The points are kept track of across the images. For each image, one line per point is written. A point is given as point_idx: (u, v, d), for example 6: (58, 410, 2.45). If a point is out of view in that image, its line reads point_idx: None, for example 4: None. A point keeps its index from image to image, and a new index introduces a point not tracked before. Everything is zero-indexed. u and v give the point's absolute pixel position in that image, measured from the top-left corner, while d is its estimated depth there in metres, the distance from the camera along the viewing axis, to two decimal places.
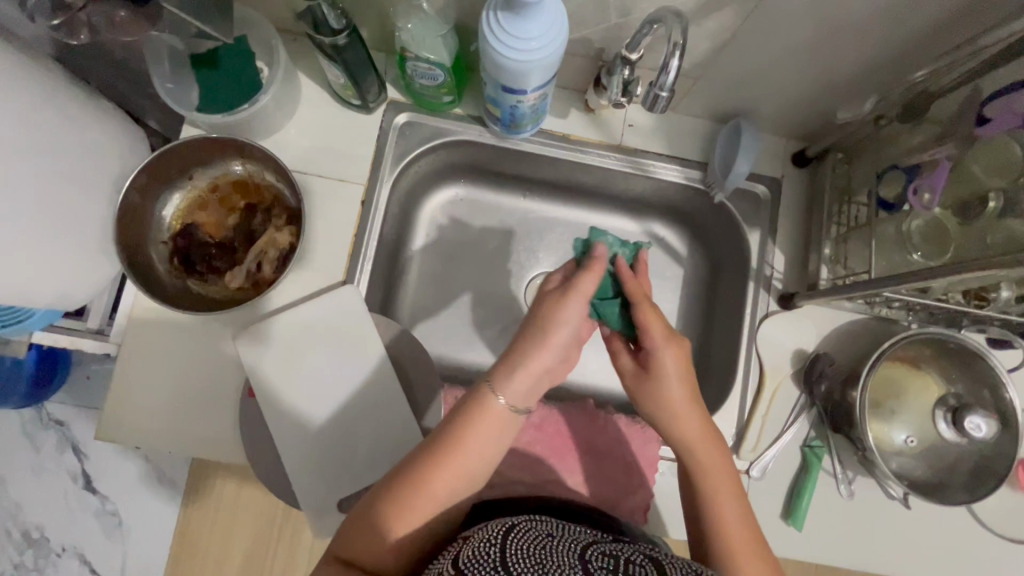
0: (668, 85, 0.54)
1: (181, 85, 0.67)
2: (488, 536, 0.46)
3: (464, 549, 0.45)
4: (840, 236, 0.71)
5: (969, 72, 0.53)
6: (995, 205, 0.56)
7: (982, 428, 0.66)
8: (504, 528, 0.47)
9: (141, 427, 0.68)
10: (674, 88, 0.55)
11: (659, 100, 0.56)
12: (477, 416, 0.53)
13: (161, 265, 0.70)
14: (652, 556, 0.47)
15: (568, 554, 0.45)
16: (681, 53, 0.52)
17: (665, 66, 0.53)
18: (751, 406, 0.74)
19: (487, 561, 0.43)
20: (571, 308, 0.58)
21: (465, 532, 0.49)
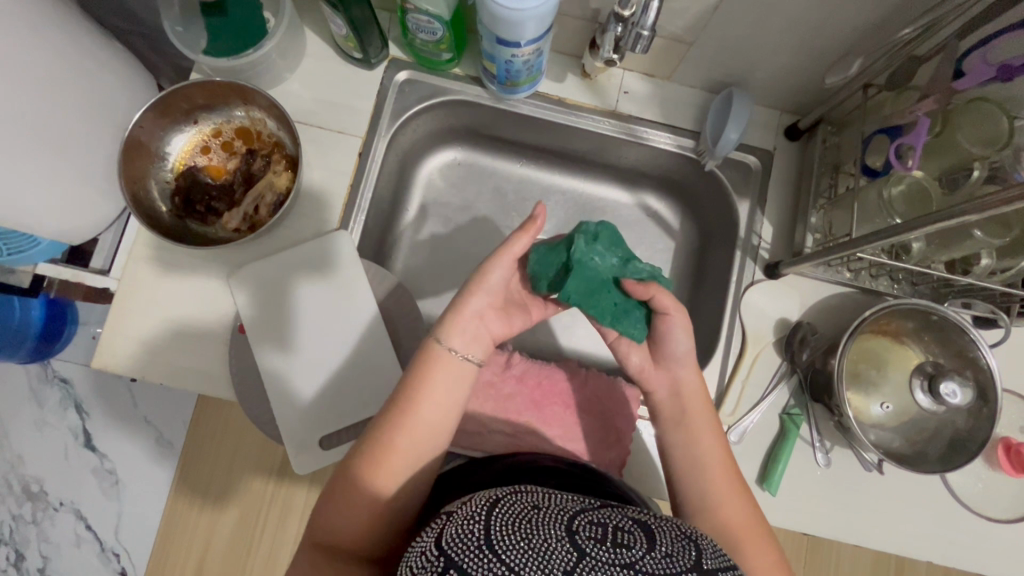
0: (649, 24, 0.57)
1: (190, 30, 0.70)
2: (472, 513, 0.45)
3: (447, 528, 0.44)
4: (825, 205, 0.72)
5: (960, 29, 0.55)
6: (980, 173, 0.57)
7: (957, 395, 0.65)
8: (487, 502, 0.46)
9: (133, 360, 0.69)
10: (654, 27, 0.57)
11: (640, 40, 0.59)
12: (429, 373, 0.56)
13: (163, 202, 0.72)
14: (642, 522, 0.47)
15: (554, 524, 0.44)
16: None
17: (647, 5, 0.56)
18: (732, 370, 0.75)
19: (472, 542, 0.42)
20: (497, 266, 0.60)
21: (449, 508, 0.48)
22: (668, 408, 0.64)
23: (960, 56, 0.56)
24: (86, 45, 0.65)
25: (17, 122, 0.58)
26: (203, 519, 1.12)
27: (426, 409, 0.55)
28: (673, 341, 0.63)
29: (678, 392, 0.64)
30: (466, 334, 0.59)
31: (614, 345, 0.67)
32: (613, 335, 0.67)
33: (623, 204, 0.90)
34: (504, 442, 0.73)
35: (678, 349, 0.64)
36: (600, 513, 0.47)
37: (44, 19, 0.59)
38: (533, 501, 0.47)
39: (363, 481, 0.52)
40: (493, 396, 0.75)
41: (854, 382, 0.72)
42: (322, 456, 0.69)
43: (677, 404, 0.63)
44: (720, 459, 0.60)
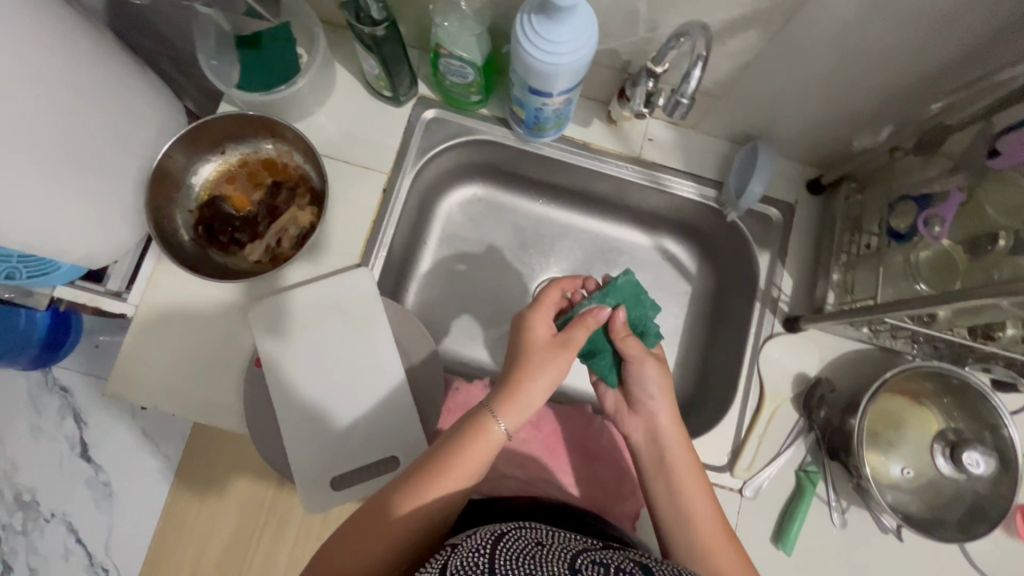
0: (689, 93, 0.56)
1: (223, 62, 0.70)
2: (478, 544, 0.44)
3: (452, 557, 0.43)
4: (848, 263, 0.71)
5: (982, 109, 0.56)
6: (1005, 242, 0.57)
7: (980, 464, 0.66)
8: (491, 535, 0.45)
9: (146, 388, 0.68)
10: (694, 96, 0.57)
11: (679, 106, 0.59)
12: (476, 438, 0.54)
13: (186, 231, 0.72)
14: (642, 563, 0.46)
15: (558, 560, 0.43)
16: (703, 64, 0.54)
17: (687, 74, 0.56)
18: (749, 424, 0.74)
19: (476, 568, 0.41)
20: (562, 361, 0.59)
21: (453, 540, 0.47)
22: (647, 455, 0.62)
23: (996, 135, 0.55)
24: (118, 74, 0.66)
25: (50, 150, 0.59)
26: (194, 544, 1.10)
27: (461, 465, 0.53)
28: (642, 382, 0.64)
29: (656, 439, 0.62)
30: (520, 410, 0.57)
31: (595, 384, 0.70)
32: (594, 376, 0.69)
33: (641, 246, 0.90)
34: (517, 488, 0.71)
35: (651, 398, 0.63)
36: (601, 554, 0.46)
37: (79, 49, 0.60)
38: (537, 537, 0.47)
39: (392, 517, 0.50)
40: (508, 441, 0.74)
41: (873, 442, 0.71)
42: (330, 497, 0.68)
43: (657, 454, 0.61)
44: (704, 504, 0.58)
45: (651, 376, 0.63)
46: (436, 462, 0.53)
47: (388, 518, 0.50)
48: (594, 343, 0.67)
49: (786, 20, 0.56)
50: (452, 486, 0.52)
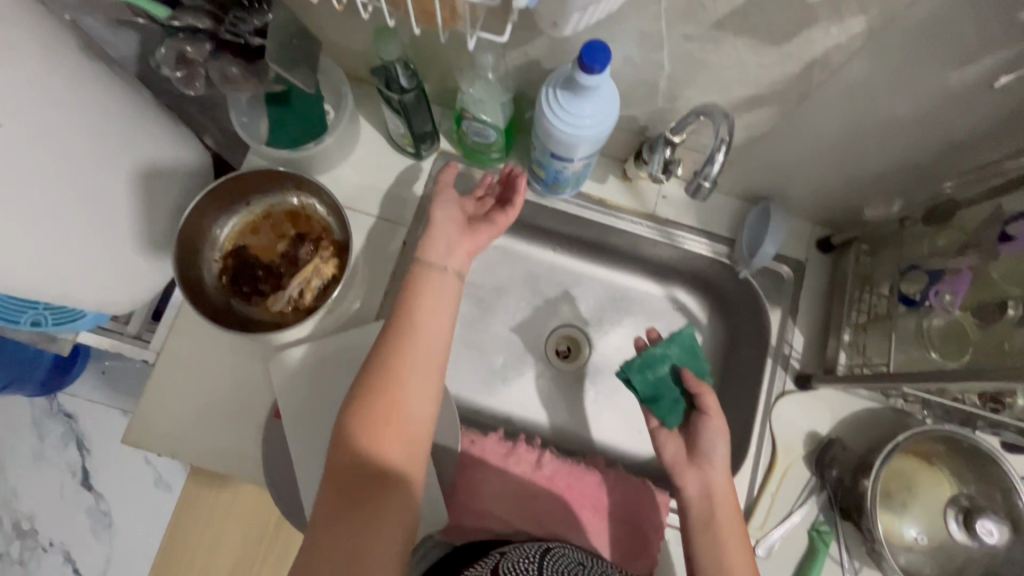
0: (712, 176, 0.58)
1: (253, 119, 0.73)
2: (528, 554, 0.58)
3: (503, 560, 0.57)
4: (859, 325, 0.73)
5: (987, 189, 0.59)
6: (1014, 312, 0.57)
7: (994, 533, 0.66)
8: (541, 549, 0.60)
9: (165, 438, 0.69)
10: (717, 178, 0.58)
11: (702, 188, 0.61)
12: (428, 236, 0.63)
13: (211, 281, 0.73)
14: None
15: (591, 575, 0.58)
16: (727, 148, 0.56)
17: (711, 158, 0.57)
18: (761, 483, 0.74)
19: (526, 568, 0.54)
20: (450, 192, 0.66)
21: (503, 549, 0.60)
22: (696, 509, 0.62)
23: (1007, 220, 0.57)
24: (147, 128, 0.68)
25: (85, 207, 0.60)
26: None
27: (416, 328, 0.57)
28: (704, 436, 0.64)
29: (706, 495, 0.62)
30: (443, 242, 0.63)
31: (654, 434, 0.69)
32: (654, 423, 0.69)
33: (653, 296, 0.92)
34: None
35: (714, 454, 0.63)
36: None
37: (115, 107, 0.62)
38: (579, 557, 0.61)
39: (372, 416, 0.53)
40: (520, 496, 0.73)
41: (886, 503, 0.71)
42: None
43: (704, 510, 0.61)
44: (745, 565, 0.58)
45: (714, 431, 0.64)
46: (382, 358, 0.56)
47: (366, 422, 0.53)
48: (659, 385, 0.69)
49: (801, 99, 0.58)
50: (422, 359, 0.57)
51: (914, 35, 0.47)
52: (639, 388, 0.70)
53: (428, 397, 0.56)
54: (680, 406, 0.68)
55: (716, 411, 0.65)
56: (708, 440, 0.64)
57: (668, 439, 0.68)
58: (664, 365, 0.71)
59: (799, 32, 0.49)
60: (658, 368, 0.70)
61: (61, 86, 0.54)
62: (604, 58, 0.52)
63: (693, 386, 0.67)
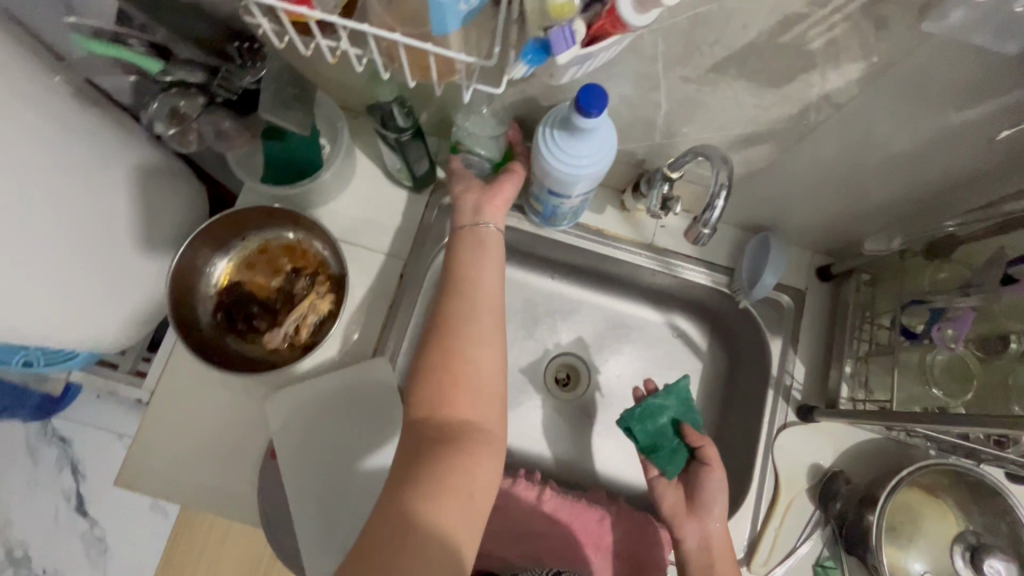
0: (713, 223, 0.58)
1: (248, 155, 0.72)
2: None
3: None
4: (861, 357, 0.73)
5: (989, 229, 0.58)
6: (1017, 346, 0.58)
7: (1001, 573, 0.65)
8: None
9: (159, 480, 0.68)
10: (717, 225, 0.59)
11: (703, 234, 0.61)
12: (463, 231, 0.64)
13: (205, 319, 0.72)
14: None
15: None
16: (727, 194, 0.56)
17: (711, 204, 0.57)
18: (764, 519, 0.73)
19: None
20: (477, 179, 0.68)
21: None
22: (695, 560, 0.62)
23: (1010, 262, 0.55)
24: (140, 167, 0.67)
25: (77, 251, 0.60)
26: None
27: (476, 284, 0.60)
28: (703, 486, 0.65)
29: (703, 544, 0.63)
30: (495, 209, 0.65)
31: (652, 483, 0.70)
32: (652, 472, 0.70)
33: (653, 322, 0.91)
34: None
35: (713, 504, 0.64)
36: None
37: (100, 149, 0.62)
38: None
39: (442, 375, 0.55)
40: (520, 534, 0.72)
41: (891, 537, 0.70)
42: None
43: (703, 560, 0.62)
44: None
45: (714, 481, 0.65)
46: (441, 317, 0.59)
47: (436, 373, 0.55)
48: (658, 435, 0.71)
49: (800, 137, 0.58)
50: (482, 312, 0.59)
51: (913, 81, 0.46)
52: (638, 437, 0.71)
53: (496, 349, 0.57)
54: (679, 457, 0.69)
55: (716, 462, 0.67)
56: (707, 490, 0.65)
57: (667, 490, 0.69)
58: (664, 415, 0.72)
59: (796, 76, 0.49)
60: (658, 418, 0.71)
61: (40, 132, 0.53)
62: (601, 102, 0.52)
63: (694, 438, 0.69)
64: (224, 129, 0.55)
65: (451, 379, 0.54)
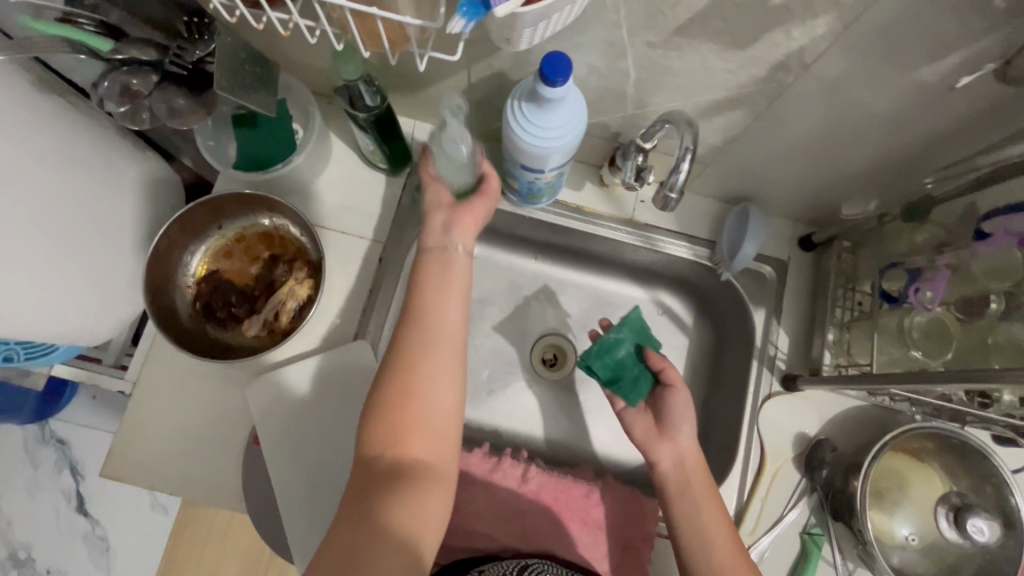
0: (678, 186, 0.59)
1: (219, 142, 0.71)
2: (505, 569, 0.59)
3: None
4: (843, 324, 0.72)
5: (960, 187, 0.57)
6: (997, 305, 0.57)
7: (984, 531, 0.65)
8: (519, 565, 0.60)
9: (146, 471, 0.68)
10: (682, 189, 0.60)
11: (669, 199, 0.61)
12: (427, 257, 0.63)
13: (183, 309, 0.72)
14: None
15: None
16: (691, 157, 0.56)
17: (677, 167, 0.58)
18: (751, 487, 0.74)
19: None
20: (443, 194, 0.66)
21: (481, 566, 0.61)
22: (672, 480, 0.62)
23: (984, 216, 0.56)
24: (110, 158, 0.67)
25: (48, 242, 0.59)
26: None
27: (436, 314, 0.58)
28: (670, 409, 0.65)
29: (675, 462, 0.63)
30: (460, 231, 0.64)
31: (621, 414, 0.70)
32: (620, 404, 0.70)
33: (638, 300, 0.90)
34: None
35: (682, 424, 0.64)
36: None
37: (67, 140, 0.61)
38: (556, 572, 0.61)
39: (393, 413, 0.54)
40: (510, 509, 0.72)
41: (877, 502, 0.71)
42: None
43: (677, 474, 0.62)
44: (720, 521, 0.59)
45: (679, 401, 0.65)
46: (401, 345, 0.57)
47: (393, 410, 0.54)
48: (619, 366, 0.70)
49: (770, 101, 0.57)
50: (444, 347, 0.57)
51: (876, 35, 0.46)
52: (598, 369, 0.70)
53: (453, 387, 0.56)
54: (641, 381, 0.69)
55: (680, 384, 0.66)
56: (674, 412, 0.65)
57: (635, 418, 0.68)
58: (625, 347, 0.71)
59: (760, 36, 0.48)
60: (617, 350, 0.70)
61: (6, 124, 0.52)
62: (566, 69, 0.51)
63: (655, 361, 0.68)
64: (178, 106, 0.54)
65: (407, 419, 0.54)
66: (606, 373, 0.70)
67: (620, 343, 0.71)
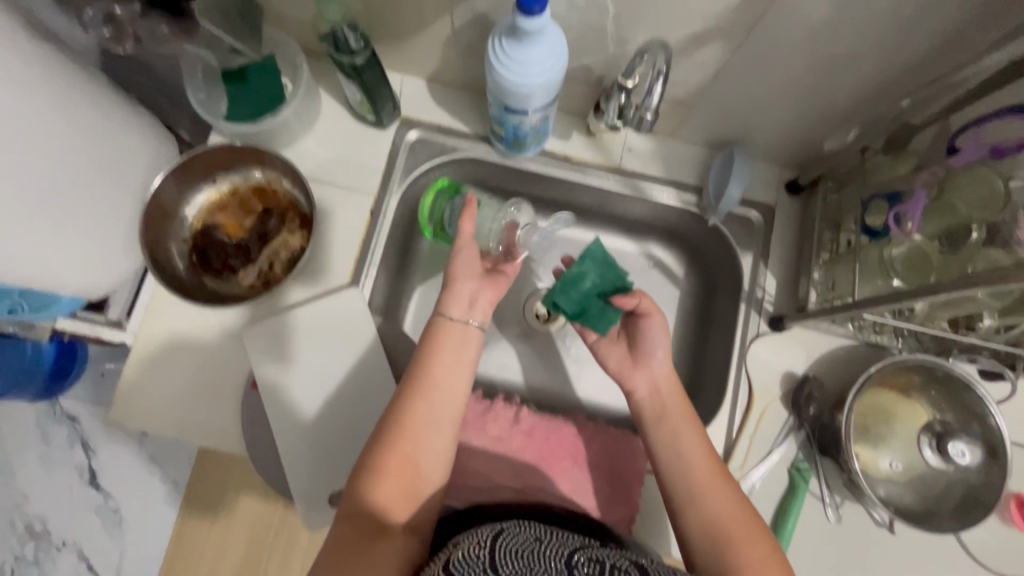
0: (652, 106, 0.60)
1: (211, 96, 0.73)
2: (480, 539, 0.46)
3: (455, 552, 0.45)
4: (828, 262, 0.73)
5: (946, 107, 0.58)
6: (978, 234, 0.56)
7: (966, 454, 0.67)
8: (493, 532, 0.47)
9: (149, 417, 0.70)
10: (657, 110, 0.61)
11: (644, 120, 0.63)
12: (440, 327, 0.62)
13: (180, 261, 0.74)
14: (638, 563, 0.46)
15: (555, 559, 0.44)
16: (664, 79, 0.58)
17: (650, 89, 0.59)
18: (739, 424, 0.75)
19: (476, 563, 0.42)
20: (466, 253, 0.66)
21: (453, 538, 0.48)
22: (649, 408, 0.66)
23: (954, 133, 0.58)
24: (108, 113, 0.69)
25: (47, 189, 0.61)
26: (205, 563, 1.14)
27: (431, 380, 0.59)
28: (645, 339, 0.68)
29: (650, 391, 0.67)
30: (462, 302, 0.64)
31: (595, 347, 0.73)
32: (592, 337, 0.73)
33: (629, 253, 0.90)
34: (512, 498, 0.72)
35: (656, 350, 0.68)
36: (599, 552, 0.47)
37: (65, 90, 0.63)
38: (536, 534, 0.48)
39: (393, 469, 0.55)
40: (504, 449, 0.75)
41: (863, 437, 0.72)
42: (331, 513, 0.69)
43: (654, 404, 0.66)
44: (699, 448, 0.61)
45: (654, 328, 0.68)
46: (397, 410, 0.57)
47: (391, 467, 0.55)
48: (584, 299, 0.74)
49: (747, 33, 0.58)
50: (445, 415, 0.58)
51: None
52: (564, 304, 0.75)
53: (443, 451, 0.58)
54: (608, 313, 0.71)
55: (653, 311, 0.69)
56: (648, 337, 0.68)
57: (606, 349, 0.72)
58: (591, 280, 0.74)
59: None
60: (580, 282, 0.74)
61: (10, 70, 0.54)
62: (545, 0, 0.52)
63: (620, 295, 0.70)
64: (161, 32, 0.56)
65: (404, 485, 0.55)
66: (571, 305, 0.74)
67: (584, 275, 0.74)
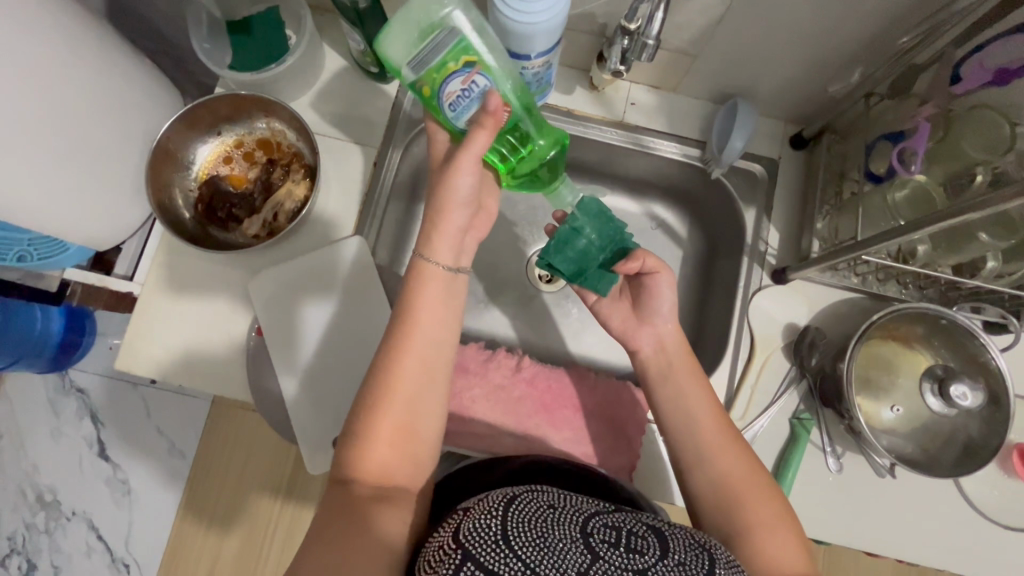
0: (654, 33, 0.59)
1: (217, 46, 0.73)
2: (489, 507, 0.43)
3: (464, 522, 0.43)
4: (831, 212, 0.73)
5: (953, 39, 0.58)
6: (983, 178, 0.58)
7: (967, 396, 0.66)
8: (505, 497, 0.44)
9: (154, 364, 0.71)
10: (659, 36, 0.60)
11: (646, 48, 0.62)
12: (422, 275, 0.58)
13: (186, 211, 0.75)
14: (655, 527, 0.44)
15: (568, 524, 0.42)
16: (665, 7, 0.56)
17: (651, 16, 0.58)
18: (741, 376, 0.75)
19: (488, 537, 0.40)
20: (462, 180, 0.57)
21: (466, 502, 0.46)
22: (654, 363, 0.66)
23: (959, 62, 0.58)
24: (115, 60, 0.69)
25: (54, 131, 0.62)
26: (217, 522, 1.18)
27: (422, 332, 0.55)
28: (654, 297, 0.67)
29: (657, 347, 0.66)
30: (450, 243, 0.59)
31: (595, 308, 0.71)
32: (593, 298, 0.70)
33: (631, 214, 0.91)
34: (513, 445, 0.72)
35: (663, 307, 0.67)
36: (616, 516, 0.45)
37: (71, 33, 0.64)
38: (550, 500, 0.45)
39: (379, 431, 0.52)
40: (506, 400, 0.75)
41: (865, 387, 0.72)
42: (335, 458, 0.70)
43: (659, 364, 0.66)
44: (708, 410, 0.61)
45: (663, 285, 0.66)
46: (384, 364, 0.54)
47: (377, 426, 0.52)
48: (580, 257, 0.68)
49: None
50: (431, 372, 0.55)
51: None
52: (558, 263, 0.68)
53: (436, 410, 0.55)
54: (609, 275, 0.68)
55: (660, 272, 0.66)
56: (660, 294, 0.66)
57: (607, 309, 0.70)
58: (592, 238, 0.67)
59: None
60: (579, 241, 0.67)
61: (19, 7, 0.55)
62: None
63: (624, 264, 0.65)
64: None
65: (397, 445, 0.52)
66: (567, 265, 0.68)
67: (584, 234, 0.67)
